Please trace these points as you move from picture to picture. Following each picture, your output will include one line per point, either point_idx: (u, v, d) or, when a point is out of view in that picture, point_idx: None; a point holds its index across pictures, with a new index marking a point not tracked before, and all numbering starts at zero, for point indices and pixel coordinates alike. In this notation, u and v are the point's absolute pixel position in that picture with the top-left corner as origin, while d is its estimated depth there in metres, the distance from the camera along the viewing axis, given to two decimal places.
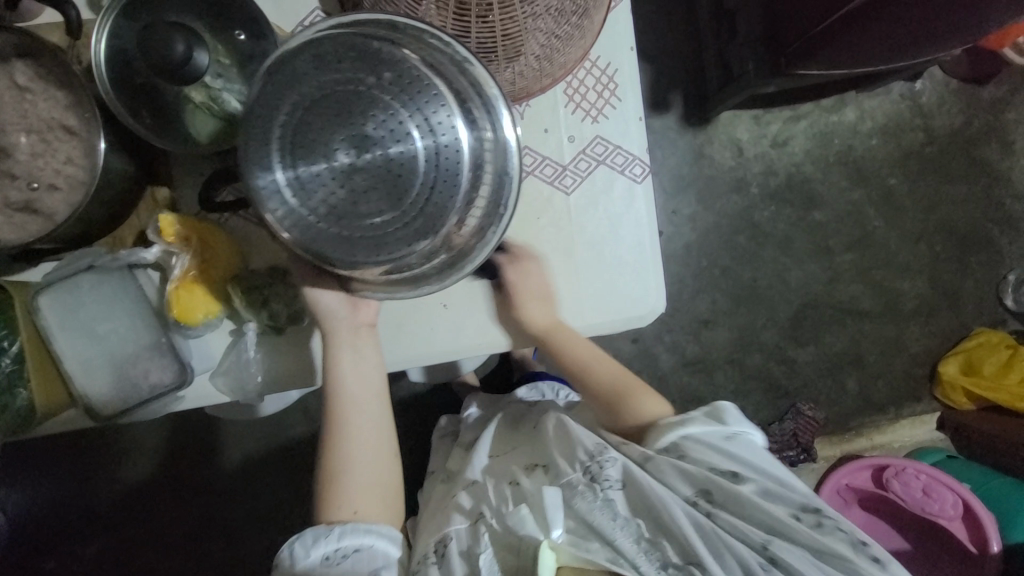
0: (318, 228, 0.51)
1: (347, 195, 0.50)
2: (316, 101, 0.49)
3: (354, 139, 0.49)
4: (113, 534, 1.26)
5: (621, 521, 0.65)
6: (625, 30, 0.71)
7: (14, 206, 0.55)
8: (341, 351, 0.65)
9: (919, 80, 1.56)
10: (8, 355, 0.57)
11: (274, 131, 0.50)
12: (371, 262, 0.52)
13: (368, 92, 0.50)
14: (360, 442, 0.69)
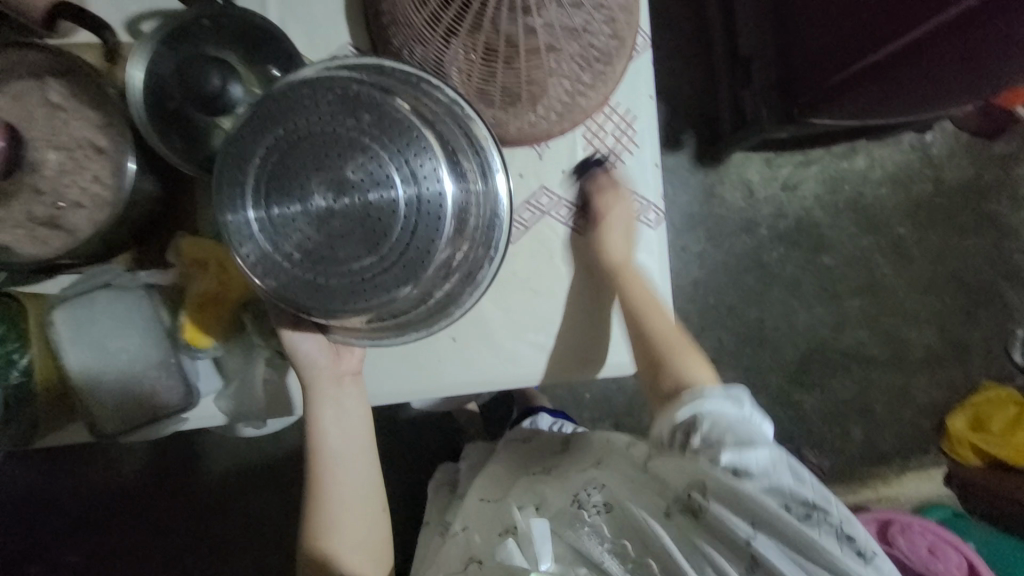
0: (293, 272, 0.51)
1: (323, 239, 0.50)
2: (293, 145, 0.50)
3: (332, 183, 0.49)
4: (98, 545, 1.23)
5: (608, 544, 0.64)
6: (646, 77, 0.72)
7: (38, 221, 0.56)
8: (321, 400, 0.64)
9: (929, 132, 1.58)
10: (16, 368, 0.57)
11: (249, 172, 0.50)
12: (348, 311, 0.51)
13: (347, 135, 0.50)
14: (343, 494, 0.66)
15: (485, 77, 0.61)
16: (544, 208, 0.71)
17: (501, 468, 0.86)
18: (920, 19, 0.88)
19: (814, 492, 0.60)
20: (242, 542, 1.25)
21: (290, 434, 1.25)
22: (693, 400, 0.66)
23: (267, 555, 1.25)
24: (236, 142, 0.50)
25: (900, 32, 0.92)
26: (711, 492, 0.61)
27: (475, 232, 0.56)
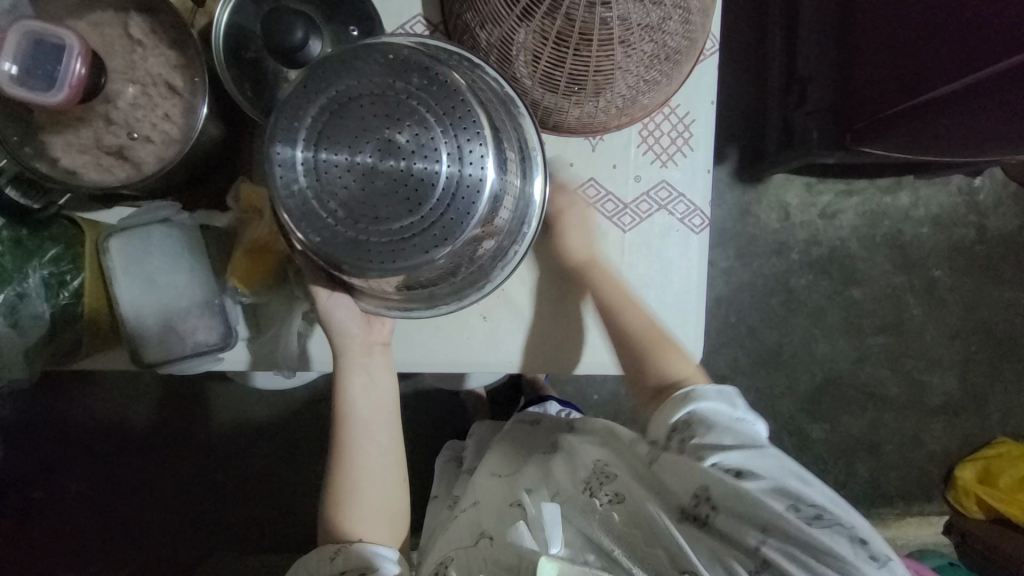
0: (333, 226, 0.50)
1: (362, 195, 0.49)
2: (345, 103, 0.50)
3: (380, 144, 0.49)
4: (106, 475, 1.27)
5: (616, 536, 0.63)
6: (708, 82, 0.71)
7: (106, 150, 0.58)
8: (350, 368, 0.66)
9: (979, 177, 1.55)
10: (67, 289, 0.58)
11: (303, 118, 0.50)
12: (382, 268, 0.50)
13: (399, 97, 0.50)
14: (364, 461, 0.67)
15: (554, 61, 0.61)
16: (591, 200, 0.71)
17: (502, 452, 0.87)
18: (979, 63, 0.87)
19: (819, 493, 0.59)
20: (245, 491, 1.28)
21: (302, 394, 1.27)
22: (687, 395, 0.66)
23: (267, 506, 1.28)
24: (295, 94, 0.50)
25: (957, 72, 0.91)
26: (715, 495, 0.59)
27: (507, 214, 0.57)
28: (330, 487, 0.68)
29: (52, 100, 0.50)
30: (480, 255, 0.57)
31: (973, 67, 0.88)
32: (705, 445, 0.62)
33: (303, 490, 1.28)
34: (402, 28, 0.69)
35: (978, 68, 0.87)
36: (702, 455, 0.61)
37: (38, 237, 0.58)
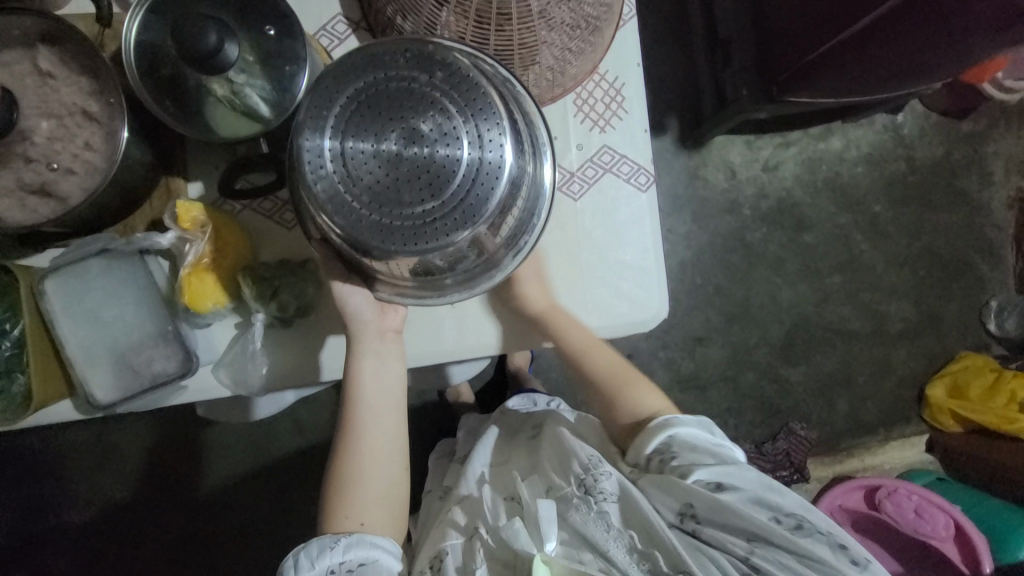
0: (359, 212, 0.54)
1: (389, 181, 0.53)
2: (370, 97, 0.53)
3: (405, 133, 0.53)
4: (86, 543, 1.21)
5: (616, 532, 0.67)
6: (631, 45, 0.74)
7: (29, 188, 0.56)
8: (364, 355, 0.66)
9: (900, 113, 1.65)
10: (8, 338, 0.57)
11: (330, 114, 0.54)
12: (407, 247, 0.54)
13: (421, 90, 0.54)
14: (371, 453, 0.70)
15: (478, 38, 0.62)
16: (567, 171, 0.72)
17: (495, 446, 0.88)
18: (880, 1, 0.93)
19: (792, 501, 0.66)
20: (237, 535, 1.23)
21: (285, 424, 1.24)
22: (666, 424, 0.72)
23: (262, 548, 1.23)
24: (321, 92, 0.54)
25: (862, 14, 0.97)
26: (697, 506, 0.65)
27: (524, 202, 0.59)
28: (334, 472, 0.70)
29: None
30: (500, 238, 0.59)
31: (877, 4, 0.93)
32: (689, 464, 0.68)
33: (298, 523, 1.23)
34: (324, 28, 0.69)
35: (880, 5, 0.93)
36: (686, 472, 0.67)
37: None
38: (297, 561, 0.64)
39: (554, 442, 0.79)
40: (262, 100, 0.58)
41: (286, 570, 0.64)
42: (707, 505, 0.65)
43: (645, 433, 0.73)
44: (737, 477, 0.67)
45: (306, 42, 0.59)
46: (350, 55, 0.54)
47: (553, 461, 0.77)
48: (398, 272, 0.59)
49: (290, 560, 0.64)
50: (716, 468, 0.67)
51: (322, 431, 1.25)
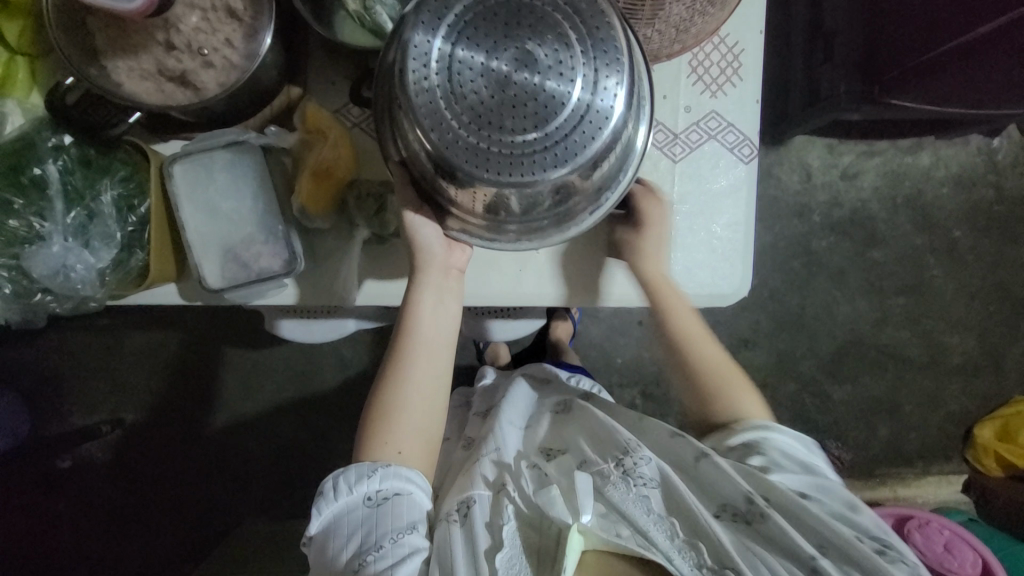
0: (456, 130, 0.52)
1: (493, 102, 0.52)
2: (491, 9, 0.52)
3: (520, 53, 0.51)
4: (136, 440, 1.29)
5: (656, 517, 0.65)
6: (757, 10, 0.71)
7: (171, 77, 0.58)
8: (424, 287, 0.66)
9: (997, 137, 1.55)
10: (135, 214, 0.59)
11: (444, 19, 0.52)
12: (497, 173, 0.52)
13: (545, 12, 0.52)
14: (418, 389, 0.69)
15: None
16: (668, 132, 0.72)
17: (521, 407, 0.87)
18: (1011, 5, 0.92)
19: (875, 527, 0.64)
20: (273, 456, 1.29)
21: (332, 358, 1.29)
22: (762, 426, 0.71)
23: (296, 470, 1.29)
24: None
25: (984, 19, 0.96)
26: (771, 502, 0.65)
27: (618, 157, 0.58)
28: (375, 404, 0.69)
29: (128, 8, 0.49)
30: (587, 188, 0.59)
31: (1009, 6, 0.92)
32: (773, 461, 0.68)
33: (333, 454, 1.29)
34: None
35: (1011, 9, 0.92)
36: (770, 470, 0.67)
37: (107, 159, 0.59)
38: (336, 484, 0.66)
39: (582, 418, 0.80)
40: (389, 19, 0.59)
41: (325, 491, 0.66)
42: (777, 502, 0.65)
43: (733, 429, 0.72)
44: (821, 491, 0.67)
45: None
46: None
47: (583, 429, 0.78)
48: (475, 206, 0.58)
49: (330, 482, 0.67)
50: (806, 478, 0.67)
51: (365, 370, 1.29)
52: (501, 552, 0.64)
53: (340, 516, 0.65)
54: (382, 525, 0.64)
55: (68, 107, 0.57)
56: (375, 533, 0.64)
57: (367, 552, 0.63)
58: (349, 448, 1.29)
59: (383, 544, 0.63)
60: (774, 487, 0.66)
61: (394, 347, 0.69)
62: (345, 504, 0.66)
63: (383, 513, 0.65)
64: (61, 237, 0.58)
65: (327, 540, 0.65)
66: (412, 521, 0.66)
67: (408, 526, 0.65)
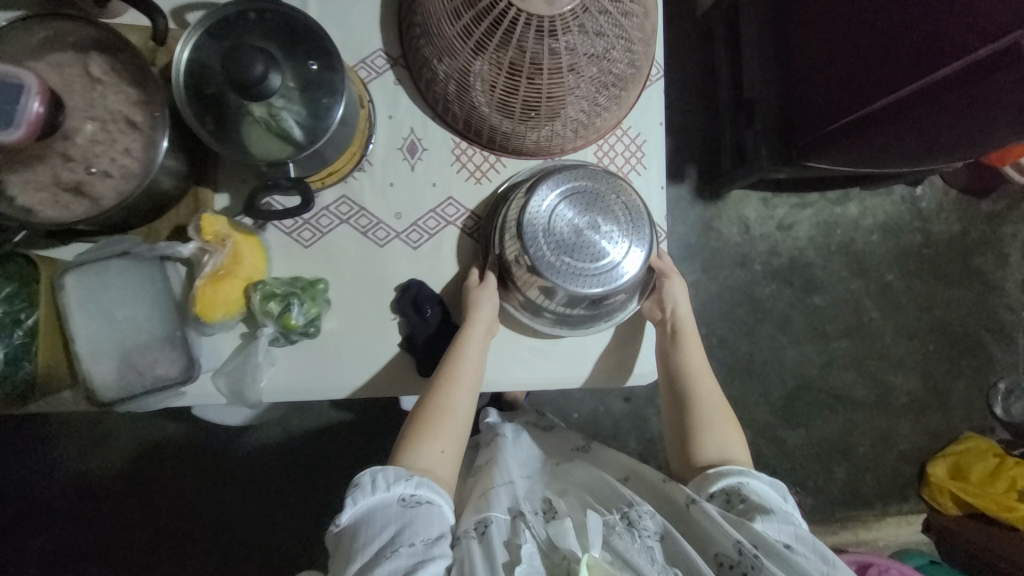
0: (542, 251, 0.65)
1: (569, 242, 0.66)
2: (582, 183, 0.68)
3: (593, 215, 0.67)
4: (60, 532, 1.19)
5: (659, 567, 0.64)
6: (657, 104, 0.76)
7: (64, 186, 0.57)
8: (477, 323, 0.69)
9: (919, 186, 1.65)
10: (21, 328, 0.57)
11: (550, 178, 0.67)
12: (564, 284, 0.66)
13: (613, 193, 0.69)
14: (455, 417, 0.68)
15: (508, 90, 0.63)
16: None
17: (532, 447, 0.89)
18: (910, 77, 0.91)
19: None
20: (212, 540, 1.22)
21: (275, 431, 1.24)
22: (741, 471, 0.70)
23: (238, 554, 1.22)
24: (545, 170, 0.69)
25: (888, 87, 0.94)
26: (762, 552, 0.63)
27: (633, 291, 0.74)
28: (416, 419, 0.68)
29: (10, 138, 0.50)
30: (612, 305, 0.73)
31: (914, 75, 0.90)
32: (756, 508, 0.66)
33: (279, 533, 1.23)
34: (363, 62, 0.71)
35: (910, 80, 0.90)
36: (754, 518, 0.66)
37: None
38: (374, 478, 0.63)
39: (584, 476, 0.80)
40: (296, 124, 0.59)
41: (362, 482, 0.63)
42: (769, 552, 0.63)
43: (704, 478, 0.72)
44: (800, 536, 0.65)
45: (346, 77, 0.60)
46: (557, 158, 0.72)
47: (588, 487, 0.78)
48: (528, 290, 0.70)
49: (367, 475, 0.64)
50: (788, 527, 0.65)
51: (309, 442, 1.24)
52: (520, 565, 0.61)
53: (371, 512, 0.62)
54: (413, 529, 0.61)
55: None
56: (406, 531, 0.60)
57: (399, 547, 0.59)
58: (293, 526, 1.23)
59: (413, 544, 0.60)
60: (761, 535, 0.64)
61: (438, 368, 0.69)
62: (380, 499, 0.62)
63: (416, 517, 0.62)
64: None
65: (355, 534, 0.61)
66: (443, 531, 0.63)
67: (439, 535, 0.62)
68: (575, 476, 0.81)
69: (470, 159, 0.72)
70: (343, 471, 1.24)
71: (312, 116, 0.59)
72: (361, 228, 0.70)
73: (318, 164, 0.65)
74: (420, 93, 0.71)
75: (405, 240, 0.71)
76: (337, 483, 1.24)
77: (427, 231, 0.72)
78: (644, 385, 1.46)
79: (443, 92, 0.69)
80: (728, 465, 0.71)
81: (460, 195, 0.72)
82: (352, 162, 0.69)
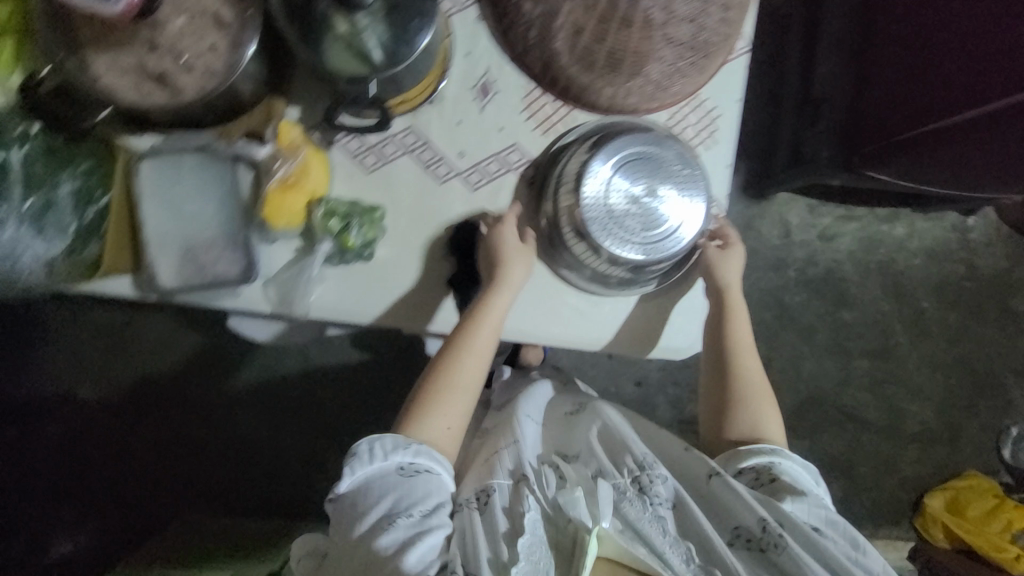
0: (597, 213, 0.66)
1: (623, 208, 0.67)
2: (647, 151, 0.67)
3: (650, 186, 0.67)
4: (82, 419, 1.25)
5: (672, 538, 0.66)
6: (738, 79, 0.73)
7: (147, 75, 0.57)
8: (497, 294, 0.69)
9: (972, 217, 1.60)
10: (94, 205, 0.60)
11: (615, 142, 0.67)
12: (611, 249, 0.66)
13: (676, 165, 0.68)
14: (460, 385, 0.71)
15: (596, 38, 0.63)
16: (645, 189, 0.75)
17: (540, 404, 0.88)
18: (1015, 87, 0.87)
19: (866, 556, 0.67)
20: (223, 452, 1.27)
21: (295, 359, 1.27)
22: (773, 451, 0.74)
23: (246, 470, 1.27)
24: (610, 134, 0.68)
25: (986, 97, 0.90)
26: (786, 530, 0.67)
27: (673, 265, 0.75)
28: (424, 386, 0.71)
29: (112, 10, 0.51)
30: (653, 275, 0.73)
31: (1008, 90, 0.87)
32: (787, 489, 0.71)
33: (287, 457, 1.28)
34: None
35: (1012, 92, 0.87)
36: (783, 498, 0.70)
37: (72, 150, 0.60)
38: (372, 447, 0.67)
39: (601, 436, 0.78)
40: (376, 46, 0.58)
41: (361, 452, 0.66)
42: (792, 529, 0.67)
43: (735, 455, 0.75)
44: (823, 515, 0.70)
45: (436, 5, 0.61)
46: (622, 117, 0.72)
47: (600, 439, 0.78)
48: (575, 249, 0.70)
49: (365, 445, 0.67)
50: (812, 506, 0.69)
51: (327, 374, 1.28)
52: (524, 537, 0.62)
53: (370, 481, 0.66)
54: (412, 496, 0.65)
55: (40, 97, 0.57)
56: (404, 501, 0.64)
57: (398, 517, 0.63)
58: (301, 452, 1.28)
59: (412, 514, 0.64)
60: (786, 514, 0.68)
61: (451, 334, 0.70)
62: (380, 469, 0.66)
63: (415, 486, 0.66)
64: (16, 223, 0.59)
65: (357, 501, 0.65)
66: (440, 499, 0.67)
67: (436, 503, 0.66)
68: (582, 429, 0.81)
69: (541, 108, 0.71)
70: (355, 407, 1.28)
71: (392, 39, 0.58)
72: (424, 161, 0.70)
73: (393, 89, 0.64)
74: (501, 31, 0.69)
75: (465, 180, 0.71)
76: (349, 417, 1.28)
77: (488, 173, 0.72)
78: (658, 372, 1.47)
79: (524, 35, 0.67)
80: (763, 444, 0.75)
81: (526, 143, 0.72)
82: (425, 94, 0.69)
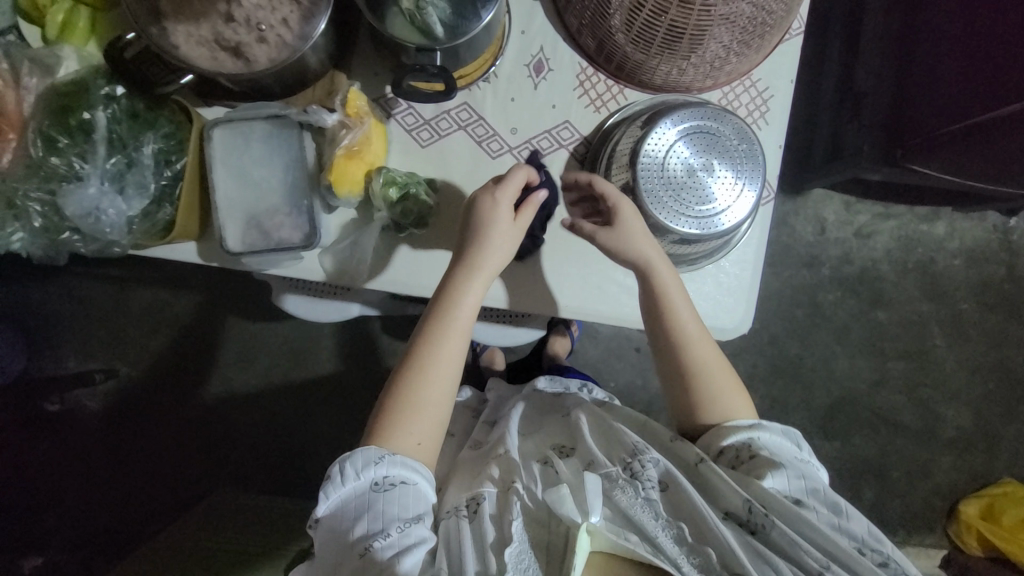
0: (652, 181, 0.66)
1: (679, 180, 0.66)
2: (707, 126, 0.67)
3: (708, 159, 0.67)
4: (123, 393, 1.30)
5: (664, 521, 0.61)
6: (792, 59, 0.74)
7: (224, 46, 0.60)
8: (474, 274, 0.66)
9: (1015, 217, 1.56)
10: (170, 169, 0.63)
11: (677, 112, 0.67)
12: (663, 217, 0.67)
13: (734, 143, 0.68)
14: (439, 378, 0.67)
15: (655, 12, 0.61)
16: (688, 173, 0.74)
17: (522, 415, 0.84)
18: None
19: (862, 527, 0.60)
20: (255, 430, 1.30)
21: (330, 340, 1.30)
22: (750, 427, 0.67)
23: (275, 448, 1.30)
24: (671, 107, 0.68)
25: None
26: (771, 511, 0.60)
27: (717, 245, 0.74)
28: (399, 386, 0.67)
29: None
30: (698, 252, 0.74)
31: None
32: (766, 464, 0.64)
33: (316, 436, 1.30)
34: None
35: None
36: (763, 474, 0.63)
37: (153, 114, 0.63)
38: (343, 469, 0.63)
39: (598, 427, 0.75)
40: (438, 20, 0.60)
41: (333, 475, 0.63)
42: (777, 510, 0.60)
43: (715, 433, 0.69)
44: (813, 490, 0.63)
45: None
46: (676, 93, 0.72)
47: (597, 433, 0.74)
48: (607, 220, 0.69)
49: (336, 467, 0.64)
50: (797, 481, 0.63)
51: (361, 356, 1.30)
52: (509, 546, 0.59)
53: (345, 503, 0.63)
54: (387, 513, 0.61)
55: (125, 61, 0.59)
56: (380, 520, 0.61)
57: (374, 539, 0.60)
58: (331, 432, 1.30)
59: (388, 534, 0.60)
60: (767, 494, 0.61)
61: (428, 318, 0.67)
62: (353, 489, 0.63)
63: (390, 501, 0.62)
64: (98, 180, 0.61)
65: (334, 526, 0.62)
66: (419, 512, 0.63)
67: (415, 516, 0.62)
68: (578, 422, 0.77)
69: (594, 86, 0.73)
70: None
71: (455, 14, 0.60)
72: (477, 137, 0.72)
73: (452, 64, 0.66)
74: (557, 12, 0.72)
75: (517, 155, 0.72)
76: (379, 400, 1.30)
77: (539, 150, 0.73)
78: None
79: (579, 12, 0.68)
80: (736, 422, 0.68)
81: (577, 120, 0.73)
82: (481, 70, 0.70)
